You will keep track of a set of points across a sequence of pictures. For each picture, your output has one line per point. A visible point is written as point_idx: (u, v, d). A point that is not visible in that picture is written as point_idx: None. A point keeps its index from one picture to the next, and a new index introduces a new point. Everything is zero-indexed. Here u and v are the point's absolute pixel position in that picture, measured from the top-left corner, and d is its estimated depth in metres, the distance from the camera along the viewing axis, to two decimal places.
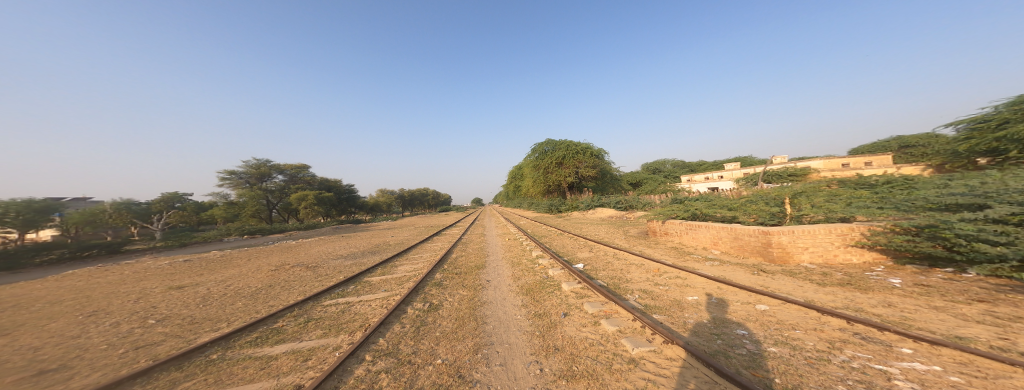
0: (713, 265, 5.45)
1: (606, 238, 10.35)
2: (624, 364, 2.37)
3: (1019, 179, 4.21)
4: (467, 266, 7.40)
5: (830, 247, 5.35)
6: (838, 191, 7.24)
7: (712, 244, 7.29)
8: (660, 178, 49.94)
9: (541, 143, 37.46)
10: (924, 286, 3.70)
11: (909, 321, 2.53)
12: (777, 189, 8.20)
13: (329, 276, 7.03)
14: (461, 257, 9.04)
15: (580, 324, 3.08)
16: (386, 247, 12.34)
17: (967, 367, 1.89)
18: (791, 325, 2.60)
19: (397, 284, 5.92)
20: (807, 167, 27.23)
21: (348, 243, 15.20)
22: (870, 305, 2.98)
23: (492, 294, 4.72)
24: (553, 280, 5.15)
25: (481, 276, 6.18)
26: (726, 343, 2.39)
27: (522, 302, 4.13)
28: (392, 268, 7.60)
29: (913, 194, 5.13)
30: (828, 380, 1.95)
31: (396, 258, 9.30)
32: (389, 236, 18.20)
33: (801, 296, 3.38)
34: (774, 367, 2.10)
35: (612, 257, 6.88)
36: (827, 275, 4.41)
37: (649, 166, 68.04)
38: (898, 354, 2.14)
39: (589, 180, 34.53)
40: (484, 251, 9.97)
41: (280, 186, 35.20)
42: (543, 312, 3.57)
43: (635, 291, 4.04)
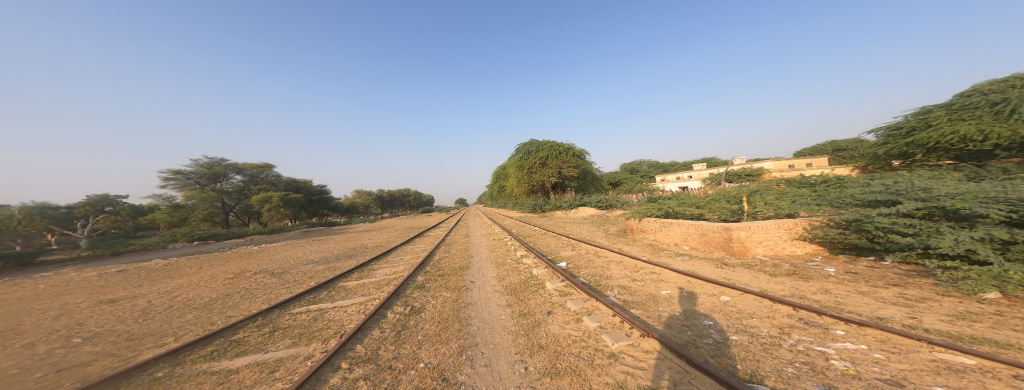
0: (684, 261, 5.87)
1: (588, 237, 10.73)
2: (605, 359, 2.51)
3: (922, 179, 5.01)
4: (450, 267, 7.28)
5: (779, 240, 6.03)
6: (786, 189, 8.14)
7: (682, 240, 7.83)
8: (636, 177, 52.20)
9: (524, 143, 37.51)
10: (852, 274, 4.30)
11: (842, 305, 2.93)
12: (736, 188, 9.03)
13: (299, 282, 6.58)
14: (444, 258, 8.87)
15: (563, 322, 3.19)
16: (363, 251, 11.76)
17: (887, 346, 2.29)
18: (749, 314, 2.91)
19: (375, 288, 5.69)
20: (762, 168, 30.22)
21: (318, 247, 14.32)
22: (812, 292, 3.41)
23: (476, 295, 4.70)
24: (537, 279, 5.24)
25: (464, 277, 6.12)
26: (695, 333, 2.62)
27: (506, 301, 4.18)
28: (370, 272, 7.29)
29: (844, 192, 5.89)
30: (779, 363, 2.22)
31: (374, 261, 8.91)
32: (364, 239, 17.38)
33: (757, 287, 3.77)
34: (735, 354, 2.34)
35: (593, 255, 7.14)
36: (777, 266, 4.95)
37: (626, 165, 71.25)
38: (834, 336, 2.48)
39: (572, 180, 35.19)
40: (468, 252, 9.86)
41: (238, 186, 32.23)
42: (528, 311, 3.65)
43: (614, 287, 4.25)
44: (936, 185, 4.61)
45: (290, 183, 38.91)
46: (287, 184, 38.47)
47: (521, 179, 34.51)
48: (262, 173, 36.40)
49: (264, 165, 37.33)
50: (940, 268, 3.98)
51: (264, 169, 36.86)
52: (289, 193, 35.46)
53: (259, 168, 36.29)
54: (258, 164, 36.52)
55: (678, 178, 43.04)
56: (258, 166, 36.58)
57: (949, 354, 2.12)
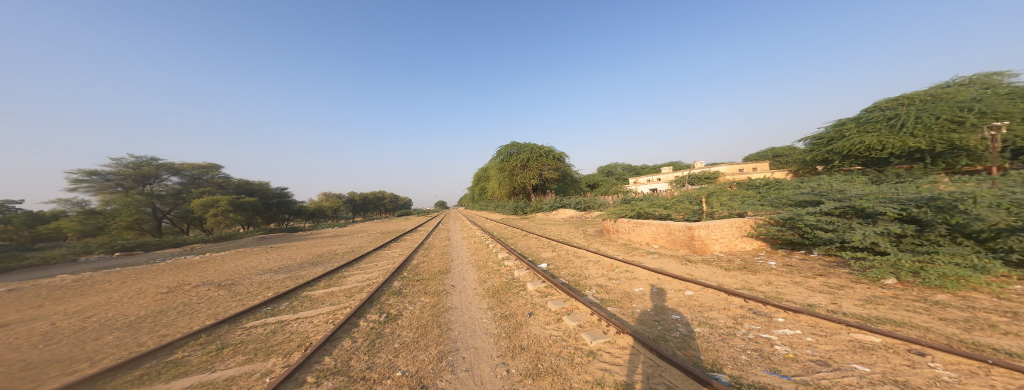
0: (654, 258, 6.32)
1: (568, 238, 11.07)
2: (584, 357, 2.64)
3: (838, 182, 6.01)
4: (430, 272, 7.06)
5: (732, 237, 6.75)
6: (737, 191, 9.11)
7: (652, 239, 8.38)
8: (612, 180, 54.59)
9: (505, 145, 37.59)
10: (788, 267, 4.99)
11: (781, 296, 3.41)
12: (696, 190, 9.88)
13: (256, 293, 5.95)
14: (423, 263, 8.57)
15: (544, 322, 3.28)
16: (332, 258, 10.94)
17: (816, 330, 2.75)
18: (709, 307, 3.23)
19: (346, 296, 5.34)
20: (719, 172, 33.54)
21: (277, 255, 13.04)
22: (759, 284, 3.90)
23: (456, 299, 4.61)
24: (518, 281, 5.30)
25: (444, 281, 6.00)
26: (665, 328, 2.86)
27: (488, 304, 4.17)
28: (340, 280, 6.82)
29: (781, 193, 6.78)
30: (734, 351, 2.51)
31: (343, 268, 8.33)
32: (333, 245, 16.16)
33: (715, 281, 4.20)
34: (699, 346, 2.60)
35: (573, 255, 7.39)
36: (731, 261, 5.56)
37: (602, 169, 74.48)
38: (775, 323, 2.89)
39: (552, 182, 35.87)
40: (448, 256, 9.64)
41: (173, 190, 27.25)
42: (510, 313, 3.69)
43: (591, 286, 4.45)
44: (848, 187, 5.59)
45: (241, 184, 34.53)
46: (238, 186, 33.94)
47: (502, 182, 34.69)
48: (206, 175, 31.39)
49: (208, 166, 32.44)
50: (854, 258, 4.86)
51: (209, 170, 31.98)
52: (241, 197, 31.54)
53: (202, 169, 31.42)
54: (199, 164, 31.64)
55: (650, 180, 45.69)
56: (201, 167, 31.57)
57: (861, 333, 2.76)
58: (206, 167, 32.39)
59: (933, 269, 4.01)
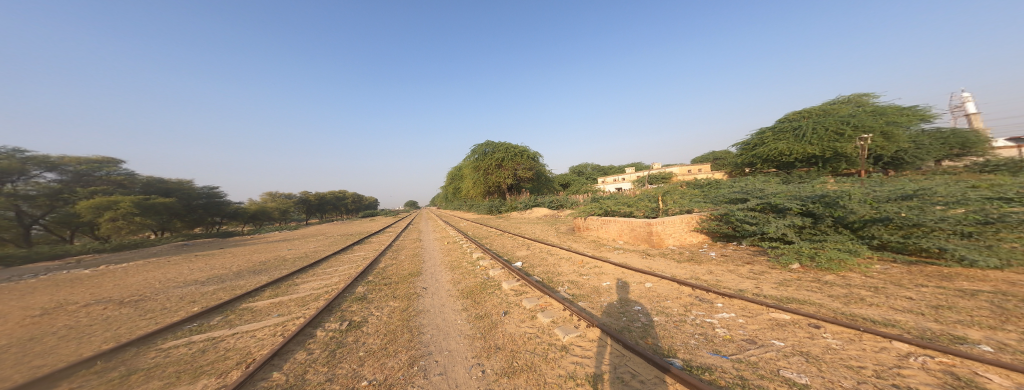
0: (619, 253, 6.93)
1: (542, 236, 11.48)
2: (557, 353, 2.87)
3: (762, 181, 7.17)
4: (399, 276, 6.88)
5: (682, 232, 7.57)
6: (687, 189, 10.25)
7: (617, 236, 8.99)
8: (584, 180, 56.99)
9: (480, 144, 37.71)
10: (724, 256, 6.16)
11: (719, 283, 4.34)
12: (655, 189, 10.80)
13: (175, 309, 5.02)
14: (391, 266, 8.21)
15: (519, 321, 3.57)
16: (280, 264, 9.75)
17: (745, 313, 3.46)
18: (664, 296, 3.93)
19: (298, 305, 4.96)
20: (673, 173, 37.78)
21: (205, 263, 11.14)
22: (701, 273, 4.83)
23: (429, 302, 4.74)
24: (493, 280, 5.62)
25: (416, 284, 6.07)
26: (629, 319, 3.36)
27: (462, 306, 4.39)
28: (290, 288, 6.20)
29: (719, 191, 7.88)
30: (685, 336, 3.08)
31: (293, 275, 7.56)
32: (281, 250, 14.37)
33: (669, 273, 4.94)
34: (657, 333, 3.13)
35: (546, 253, 7.71)
36: (682, 254, 6.52)
37: (575, 168, 77.69)
38: (714, 307, 3.64)
39: (527, 181, 36.46)
40: (419, 258, 9.31)
41: (52, 189, 20.53)
42: (484, 314, 3.95)
43: (563, 282, 4.89)
44: (767, 187, 6.76)
45: (153, 181, 27.21)
46: (148, 185, 26.35)
47: (478, 181, 34.71)
48: (100, 171, 24.09)
49: (102, 159, 24.83)
50: (768, 247, 6.00)
51: (105, 164, 24.61)
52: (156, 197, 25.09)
53: (94, 163, 24.10)
54: (89, 158, 24.19)
55: (618, 180, 49.25)
56: (92, 160, 24.29)
57: (777, 312, 3.52)
58: (99, 161, 24.88)
59: (823, 254, 5.11)
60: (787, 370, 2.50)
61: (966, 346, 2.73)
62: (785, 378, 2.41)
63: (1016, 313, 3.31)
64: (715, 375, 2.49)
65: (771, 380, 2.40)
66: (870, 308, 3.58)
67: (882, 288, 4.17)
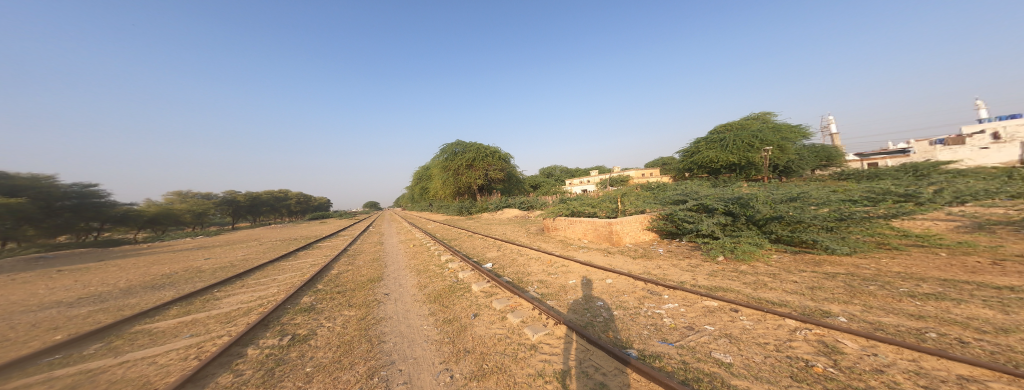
0: (585, 252, 7.31)
1: (512, 236, 11.55)
2: (527, 352, 2.90)
3: (697, 185, 8.23)
4: (355, 282, 6.33)
5: (636, 230, 8.25)
6: (641, 191, 11.23)
7: (582, 235, 9.44)
8: (553, 182, 59.09)
9: (450, 144, 37.22)
10: (671, 252, 6.89)
11: (666, 276, 4.91)
12: (614, 191, 11.63)
13: (26, 340, 3.83)
14: (346, 272, 7.50)
15: (489, 323, 3.60)
16: (194, 276, 8.14)
17: (686, 302, 3.92)
18: (622, 292, 4.31)
19: (222, 322, 4.21)
20: (629, 176, 41.55)
21: (82, 280, 8.76)
22: (653, 268, 5.40)
23: (392, 308, 4.50)
24: (462, 283, 5.55)
25: (376, 290, 5.66)
26: (592, 315, 3.60)
27: (428, 310, 4.29)
28: (212, 303, 5.24)
29: (666, 193, 8.83)
30: (639, 326, 3.37)
31: (212, 288, 6.38)
32: (196, 259, 12.02)
33: (626, 269, 5.43)
34: (616, 326, 3.39)
35: (516, 254, 7.80)
36: (638, 250, 7.12)
37: (544, 170, 80.04)
38: (661, 299, 4.07)
39: (498, 182, 36.51)
40: (380, 262, 8.67)
41: None
42: (453, 317, 3.89)
43: (533, 282, 5.13)
44: (701, 190, 7.79)
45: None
46: None
47: (448, 181, 34.16)
48: None
49: None
50: (701, 242, 6.94)
51: None
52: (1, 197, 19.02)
53: None
54: None
55: (584, 183, 53.14)
56: None
57: (709, 300, 4.05)
58: None
59: (741, 247, 6.08)
60: (719, 352, 2.87)
61: (838, 319, 3.45)
62: (717, 359, 2.76)
63: (866, 290, 4.30)
64: (663, 361, 2.73)
65: (707, 362, 2.72)
66: (772, 292, 4.32)
67: (783, 275, 5.08)
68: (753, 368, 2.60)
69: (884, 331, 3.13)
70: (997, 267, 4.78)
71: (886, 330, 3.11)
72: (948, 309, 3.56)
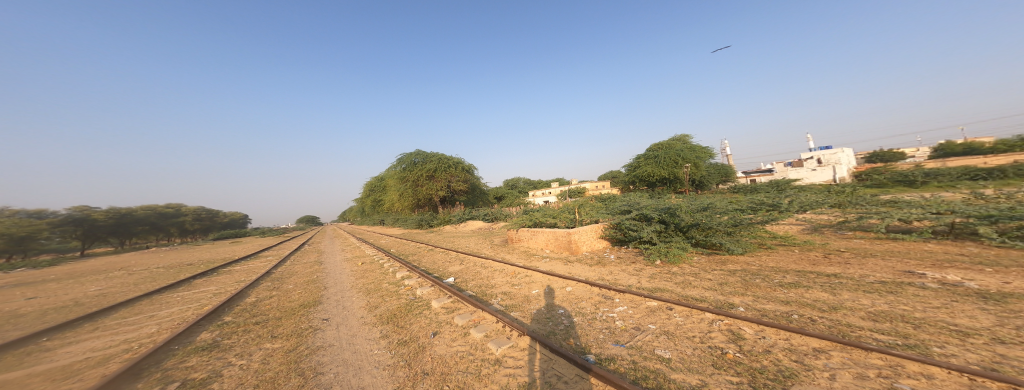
0: (547, 262, 7.49)
1: (475, 249, 11.26)
2: (491, 367, 2.82)
3: (640, 197, 9.15)
4: (281, 310, 5.44)
5: (593, 239, 8.78)
6: (596, 202, 12.00)
7: (544, 245, 9.64)
8: (518, 194, 59.64)
9: (409, 153, 35.51)
10: (623, 258, 7.46)
11: (618, 282, 5.30)
12: (572, 202, 12.25)
13: None
14: (269, 299, 6.40)
15: (450, 340, 3.43)
16: (1, 326, 5.88)
17: (634, 305, 4.28)
18: (580, 299, 4.52)
19: (59, 379, 3.18)
20: (585, 188, 44.37)
21: None
22: (607, 274, 5.78)
23: (333, 335, 3.98)
24: (421, 299, 5.22)
25: (315, 315, 4.98)
26: (554, 324, 3.69)
27: (380, 332, 3.91)
28: (42, 357, 3.93)
29: (616, 204, 9.63)
30: (596, 331, 3.56)
31: (34, 337, 4.75)
32: (21, 300, 8.86)
33: (584, 275, 5.73)
34: (576, 332, 3.52)
35: (480, 267, 7.60)
36: (596, 258, 7.55)
37: (508, 182, 81.03)
38: (614, 303, 4.37)
39: (461, 193, 35.64)
40: (319, 284, 7.60)
41: None
42: (410, 337, 3.61)
43: (496, 294, 5.08)
44: (642, 201, 8.70)
45: None
46: None
47: (407, 193, 32.47)
48: None
49: None
50: (642, 249, 7.73)
51: None
52: None
53: None
54: None
55: (545, 195, 55.31)
56: None
57: (652, 301, 4.45)
58: None
59: (673, 251, 6.93)
60: (661, 348, 3.18)
61: (745, 309, 4.12)
62: (660, 355, 3.04)
63: (768, 282, 5.22)
64: (617, 363, 2.91)
65: (651, 359, 2.97)
66: (698, 290, 4.98)
67: (708, 273, 5.90)
68: (686, 360, 2.93)
69: (782, 315, 3.83)
70: (833, 259, 6.41)
71: (778, 316, 3.82)
72: (820, 294, 4.51)
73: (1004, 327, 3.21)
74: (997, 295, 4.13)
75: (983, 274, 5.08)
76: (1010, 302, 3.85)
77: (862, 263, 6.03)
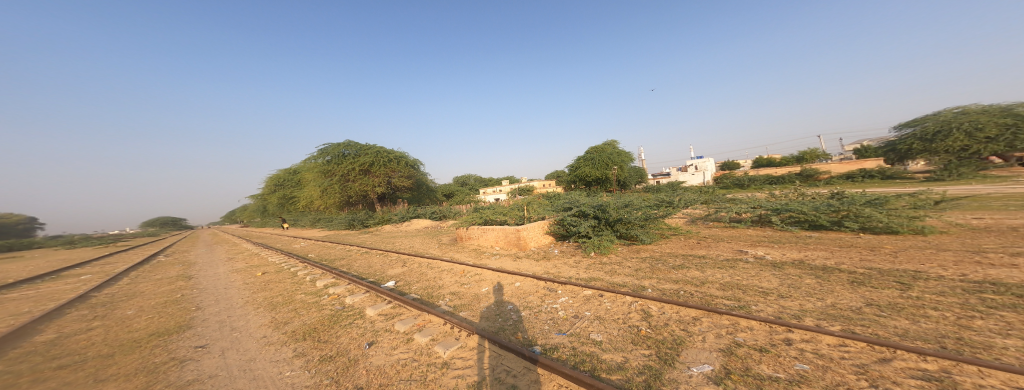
0: (496, 259, 7.53)
1: (421, 249, 10.64)
2: (438, 370, 2.71)
3: (581, 195, 9.80)
4: (107, 346, 4.15)
5: (539, 235, 9.14)
6: (543, 200, 12.47)
7: (495, 243, 9.66)
8: (467, 191, 58.51)
9: (338, 144, 31.56)
10: (566, 252, 7.94)
11: (562, 274, 5.63)
12: (522, 200, 12.52)
13: None
14: (94, 333, 4.81)
15: (390, 349, 3.16)
16: None
17: (573, 295, 4.62)
18: (525, 294, 4.66)
19: None
20: (531, 186, 46.06)
21: None
22: (552, 268, 6.10)
23: (233, 361, 3.28)
24: (355, 308, 4.70)
25: (211, 339, 4.05)
26: (502, 320, 3.75)
27: (297, 351, 3.37)
28: None
29: (560, 201, 10.18)
30: (541, 323, 3.71)
31: None
32: None
33: (531, 270, 5.94)
34: (524, 326, 3.62)
35: (425, 267, 7.22)
36: (543, 253, 7.88)
37: (457, 179, 79.76)
38: (557, 295, 4.64)
39: (403, 190, 33.22)
40: (206, 302, 6.17)
41: None
42: (342, 351, 3.22)
43: (444, 295, 4.89)
44: (582, 199, 9.39)
45: None
46: None
47: (336, 188, 28.79)
48: None
49: None
50: (580, 242, 8.39)
51: None
52: None
53: None
54: None
55: (496, 192, 56.28)
56: None
57: (590, 290, 4.83)
58: None
59: (604, 242, 7.67)
60: (597, 332, 3.50)
61: (652, 290, 4.84)
62: (596, 339, 3.33)
63: (679, 265, 6.19)
64: (560, 351, 3.09)
65: (587, 344, 3.25)
66: (627, 276, 5.63)
67: (635, 261, 6.70)
68: (613, 339, 3.30)
69: (688, 292, 4.58)
70: (722, 243, 7.98)
71: (685, 293, 4.57)
72: (714, 272, 5.55)
73: (790, 287, 4.55)
74: (782, 264, 5.77)
75: (774, 249, 7.06)
76: (786, 269, 5.45)
77: (740, 245, 7.66)
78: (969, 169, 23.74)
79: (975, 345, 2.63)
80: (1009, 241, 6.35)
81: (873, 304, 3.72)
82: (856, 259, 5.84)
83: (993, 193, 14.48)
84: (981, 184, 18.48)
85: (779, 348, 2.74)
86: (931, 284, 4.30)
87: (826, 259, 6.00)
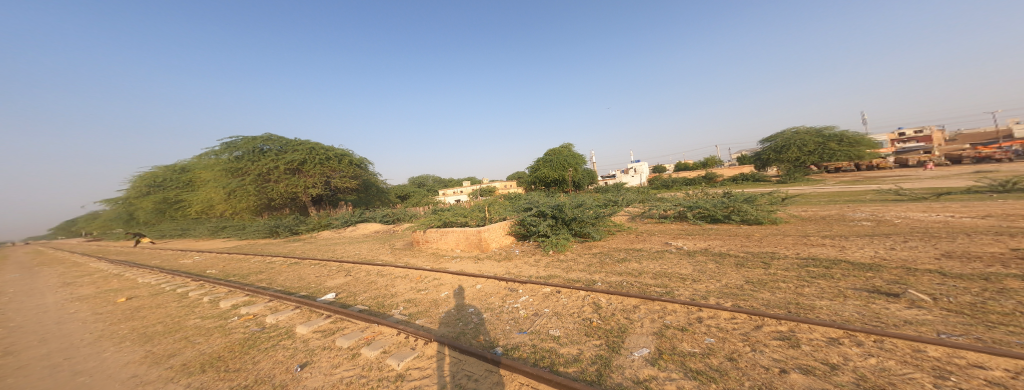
0: (456, 262, 7.31)
1: (371, 256, 9.84)
2: (392, 384, 2.52)
3: (540, 196, 10.00)
4: None
5: (501, 235, 9.14)
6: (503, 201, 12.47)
7: (455, 245, 9.39)
8: (420, 191, 55.76)
9: (256, 137, 27.73)
10: (526, 251, 8.06)
11: (522, 274, 5.69)
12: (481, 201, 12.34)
13: None
14: None
15: (337, 368, 2.85)
16: None
17: (533, 293, 4.69)
18: (486, 296, 4.60)
19: None
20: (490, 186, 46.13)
21: None
22: (512, 268, 6.12)
23: None
24: (292, 326, 4.14)
25: (86, 383, 3.20)
26: (463, 324, 3.64)
27: (217, 383, 2.84)
28: None
29: (520, 202, 10.28)
30: (501, 323, 3.68)
31: None
32: None
33: (492, 272, 5.88)
34: (486, 328, 3.55)
35: (375, 276, 6.70)
36: (504, 253, 7.90)
37: (412, 180, 75.91)
38: (518, 294, 4.66)
39: (345, 191, 30.84)
40: (74, 339, 4.82)
41: None
42: (276, 377, 2.80)
43: (398, 303, 4.59)
44: (540, 200, 9.58)
45: None
46: None
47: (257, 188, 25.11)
48: None
49: None
50: (540, 242, 8.56)
51: None
52: None
53: None
54: None
55: (456, 192, 54.93)
56: None
57: (549, 288, 4.94)
58: None
59: (562, 241, 7.94)
60: (556, 328, 3.58)
61: (602, 283, 5.14)
62: (556, 335, 3.41)
63: (626, 258, 6.68)
64: (521, 350, 3.09)
65: (547, 340, 3.31)
66: (581, 272, 5.90)
67: (589, 257, 7.06)
68: (570, 333, 3.42)
69: (636, 283, 4.95)
70: (661, 236, 8.86)
71: (633, 283, 4.94)
72: (657, 262, 6.11)
73: (717, 271, 5.19)
74: (709, 252, 6.60)
75: (695, 239, 8.07)
76: (712, 255, 6.26)
77: (677, 237, 8.57)
78: (805, 173, 30.92)
79: (804, 307, 3.29)
80: (821, 226, 8.41)
81: (778, 280, 4.43)
82: (760, 244, 6.96)
83: (813, 191, 19.17)
84: (805, 185, 23.82)
85: (710, 326, 3.09)
86: (801, 261, 5.30)
87: (740, 245, 7.03)
